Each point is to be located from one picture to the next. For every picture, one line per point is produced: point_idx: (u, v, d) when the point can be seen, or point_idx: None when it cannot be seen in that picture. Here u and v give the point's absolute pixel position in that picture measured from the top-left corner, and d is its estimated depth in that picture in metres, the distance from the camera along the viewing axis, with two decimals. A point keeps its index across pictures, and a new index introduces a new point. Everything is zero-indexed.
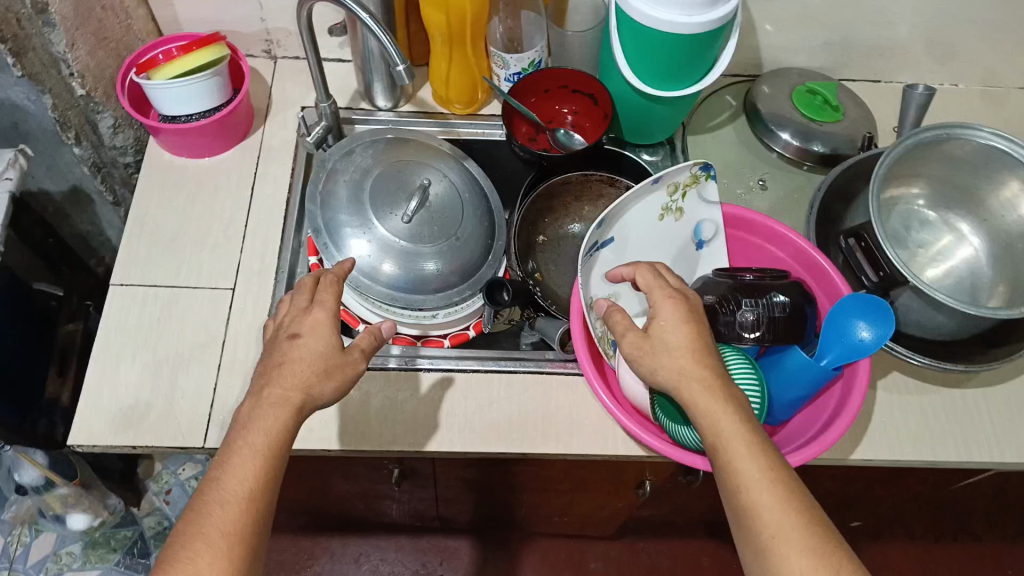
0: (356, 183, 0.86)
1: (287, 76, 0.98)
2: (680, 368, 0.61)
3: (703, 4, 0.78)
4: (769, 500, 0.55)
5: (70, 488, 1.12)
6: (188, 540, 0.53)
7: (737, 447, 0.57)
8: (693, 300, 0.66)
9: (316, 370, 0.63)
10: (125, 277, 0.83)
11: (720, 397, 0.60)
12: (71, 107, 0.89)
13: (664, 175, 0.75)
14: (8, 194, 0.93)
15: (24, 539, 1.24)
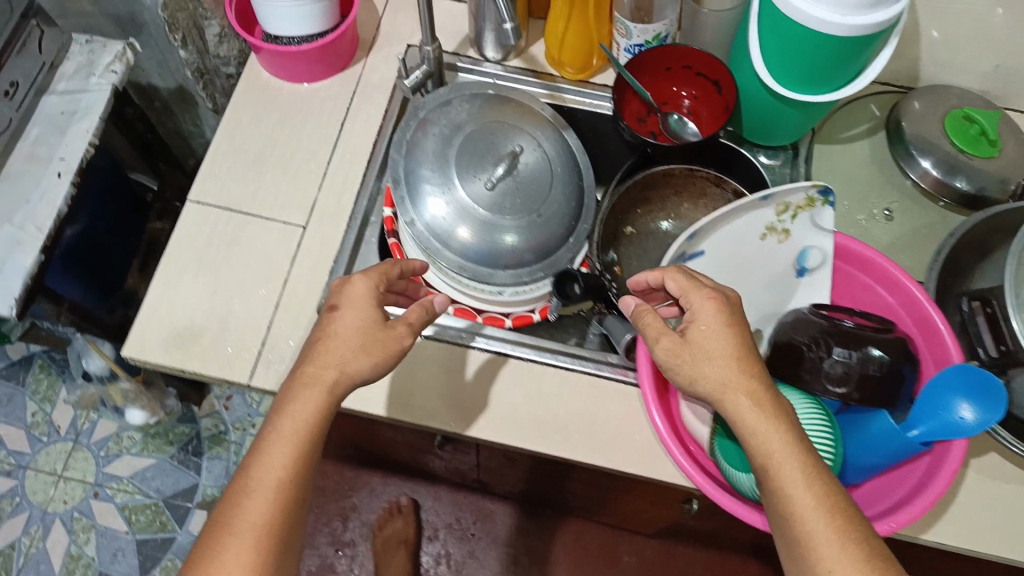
0: (446, 139, 0.82)
1: (401, 8, 0.93)
2: (727, 381, 0.58)
3: (861, 5, 0.68)
4: (829, 531, 0.53)
5: (131, 385, 1.18)
6: (223, 530, 0.55)
7: (789, 470, 0.55)
8: (732, 301, 0.62)
9: (352, 347, 0.61)
10: (203, 195, 0.82)
11: (767, 411, 0.57)
12: (181, 8, 0.87)
13: (773, 192, 0.69)
14: (111, 87, 0.93)
15: (91, 416, 1.30)
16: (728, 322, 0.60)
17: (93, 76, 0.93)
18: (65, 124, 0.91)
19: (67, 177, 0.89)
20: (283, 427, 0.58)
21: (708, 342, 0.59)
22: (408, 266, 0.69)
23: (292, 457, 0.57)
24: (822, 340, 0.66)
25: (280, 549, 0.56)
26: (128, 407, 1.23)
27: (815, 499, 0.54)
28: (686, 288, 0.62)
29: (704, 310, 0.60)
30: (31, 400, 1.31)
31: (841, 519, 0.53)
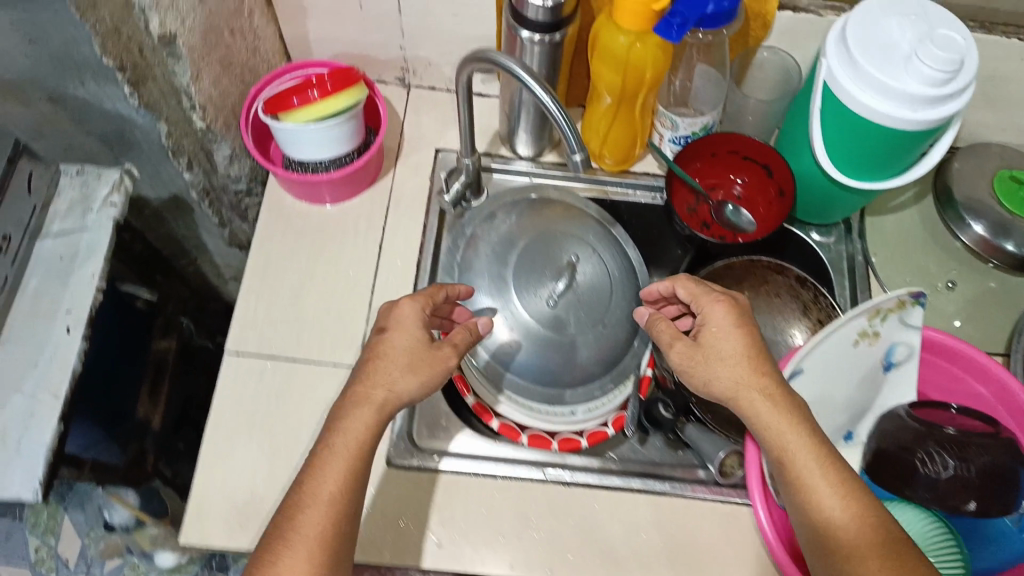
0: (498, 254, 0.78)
1: (422, 108, 0.87)
2: (734, 377, 0.60)
3: (934, 99, 0.65)
4: (850, 522, 0.52)
5: (159, 529, 1.17)
6: (279, 544, 0.55)
7: (806, 462, 0.55)
8: (743, 304, 0.65)
9: (399, 366, 0.62)
10: (242, 344, 0.76)
11: (783, 408, 0.58)
12: (187, 135, 0.79)
13: (870, 303, 0.65)
14: (113, 222, 0.84)
15: (101, 544, 1.22)
16: (735, 326, 0.63)
17: (91, 212, 0.84)
18: (67, 271, 0.83)
19: (78, 330, 0.81)
20: (337, 442, 0.58)
21: (715, 343, 0.62)
22: (453, 290, 0.70)
23: (344, 470, 0.57)
24: (935, 453, 0.65)
25: (333, 564, 0.55)
26: (156, 552, 1.20)
27: (833, 491, 0.54)
28: (697, 293, 0.67)
29: (712, 312, 0.64)
30: (36, 535, 1.23)
31: (865, 516, 0.53)
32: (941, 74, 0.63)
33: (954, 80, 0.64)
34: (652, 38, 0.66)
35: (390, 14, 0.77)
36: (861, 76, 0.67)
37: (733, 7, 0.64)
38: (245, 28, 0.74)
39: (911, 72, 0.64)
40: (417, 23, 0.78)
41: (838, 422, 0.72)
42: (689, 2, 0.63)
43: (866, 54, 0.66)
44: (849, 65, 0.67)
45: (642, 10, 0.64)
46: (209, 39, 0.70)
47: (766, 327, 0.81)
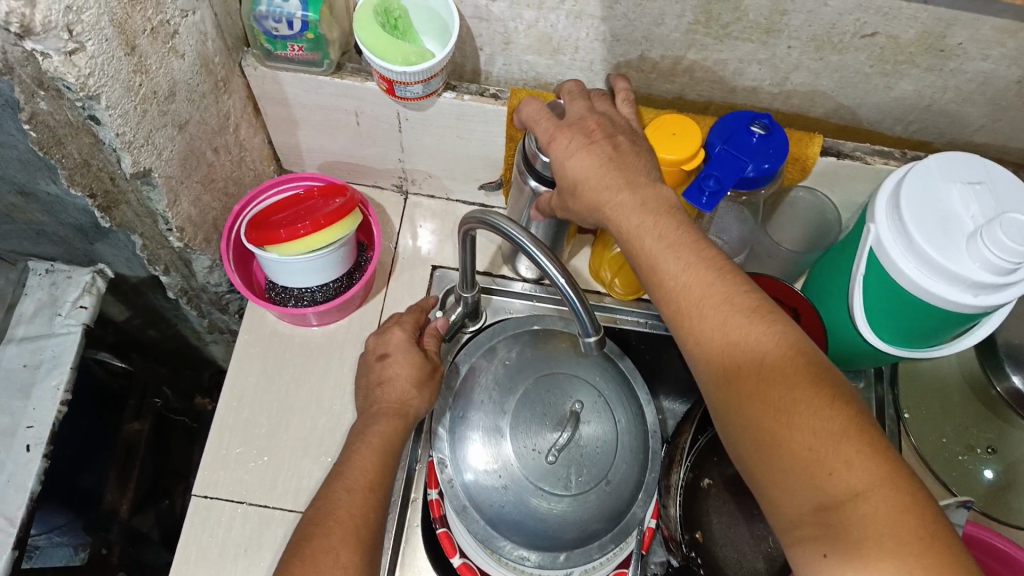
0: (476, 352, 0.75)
1: (420, 220, 0.81)
2: (598, 192, 0.53)
3: (998, 286, 0.57)
4: (738, 325, 0.47)
5: None
6: (315, 523, 0.53)
7: (667, 263, 0.50)
8: (573, 114, 0.57)
9: (412, 383, 0.65)
10: (212, 485, 0.70)
11: (635, 209, 0.52)
12: (164, 247, 0.74)
13: None
14: (82, 327, 0.78)
15: None
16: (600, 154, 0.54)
17: (59, 317, 0.78)
18: (29, 382, 0.77)
19: (37, 449, 0.75)
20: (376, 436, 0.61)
21: (581, 174, 0.54)
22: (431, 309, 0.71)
23: (377, 465, 0.59)
24: None
25: (370, 548, 0.53)
26: None
27: (713, 291, 0.48)
28: (522, 114, 0.58)
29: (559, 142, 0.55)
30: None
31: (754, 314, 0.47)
32: (1008, 265, 0.55)
33: (1023, 268, 0.57)
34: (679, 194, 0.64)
35: (388, 130, 0.71)
36: (915, 252, 0.60)
37: (773, 170, 0.59)
38: (229, 143, 0.70)
39: (975, 256, 0.57)
40: (418, 140, 0.72)
41: None
42: (724, 166, 0.58)
43: (922, 230, 0.59)
44: (902, 237, 0.60)
45: (671, 170, 0.60)
46: (189, 162, 0.66)
47: None
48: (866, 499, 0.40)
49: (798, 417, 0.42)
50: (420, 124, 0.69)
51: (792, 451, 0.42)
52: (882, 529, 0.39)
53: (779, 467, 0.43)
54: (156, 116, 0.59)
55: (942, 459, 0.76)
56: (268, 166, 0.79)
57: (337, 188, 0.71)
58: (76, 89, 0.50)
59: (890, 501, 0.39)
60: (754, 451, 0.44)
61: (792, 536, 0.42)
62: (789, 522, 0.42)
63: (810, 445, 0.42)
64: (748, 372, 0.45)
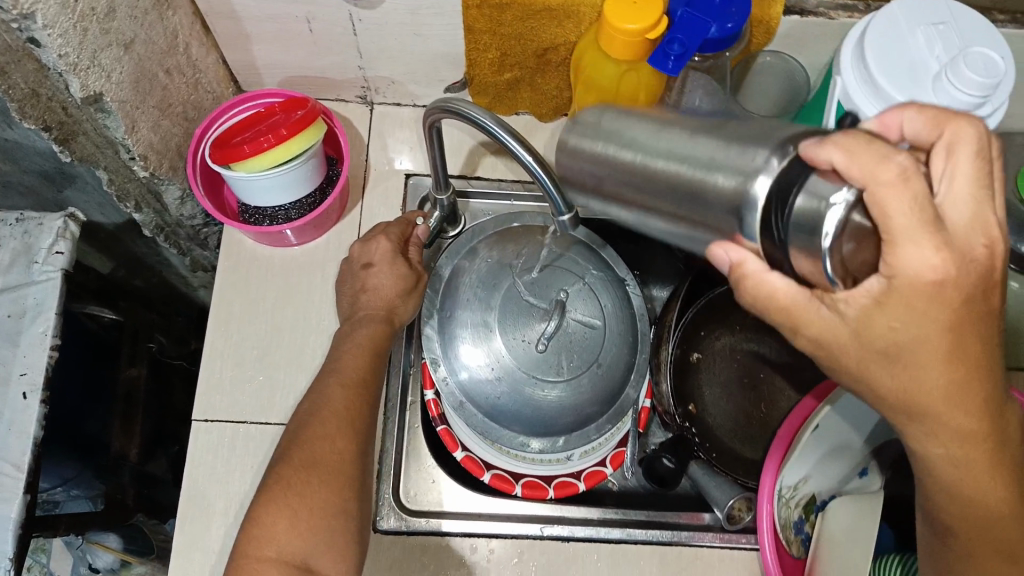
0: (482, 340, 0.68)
1: (389, 129, 0.80)
2: (923, 379, 0.37)
3: None
4: (983, 460, 0.40)
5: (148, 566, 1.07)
6: (312, 420, 0.58)
7: (946, 441, 0.39)
8: (964, 236, 0.35)
9: (396, 292, 0.68)
10: (211, 408, 0.71)
11: (957, 400, 0.37)
12: (131, 181, 0.73)
13: None
14: (61, 272, 0.78)
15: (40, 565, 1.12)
16: (943, 294, 0.34)
17: (36, 264, 0.78)
18: (15, 331, 0.77)
19: (35, 395, 0.76)
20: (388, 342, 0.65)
21: (906, 291, 0.34)
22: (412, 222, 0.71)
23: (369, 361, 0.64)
24: None
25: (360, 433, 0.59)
26: None
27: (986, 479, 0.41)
28: (882, 180, 0.32)
29: (910, 250, 0.33)
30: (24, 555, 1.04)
31: (982, 427, 0.39)
32: (973, 100, 0.56)
33: (987, 103, 0.57)
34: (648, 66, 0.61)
35: (344, 36, 0.69)
36: (882, 98, 0.60)
37: (737, 30, 0.58)
38: (181, 65, 0.68)
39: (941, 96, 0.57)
40: (375, 43, 0.70)
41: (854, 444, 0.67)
42: (688, 28, 0.57)
43: (887, 76, 0.59)
44: (868, 85, 0.60)
45: (632, 40, 0.58)
46: (142, 86, 0.65)
47: (770, 350, 0.77)
48: None
49: None
50: (376, 25, 0.67)
51: (983, 538, 0.43)
52: None
53: None
54: (98, 36, 0.57)
55: None
56: (227, 89, 0.78)
57: (298, 100, 0.70)
58: (9, 8, 0.49)
59: None
60: None
61: None
62: None
63: None
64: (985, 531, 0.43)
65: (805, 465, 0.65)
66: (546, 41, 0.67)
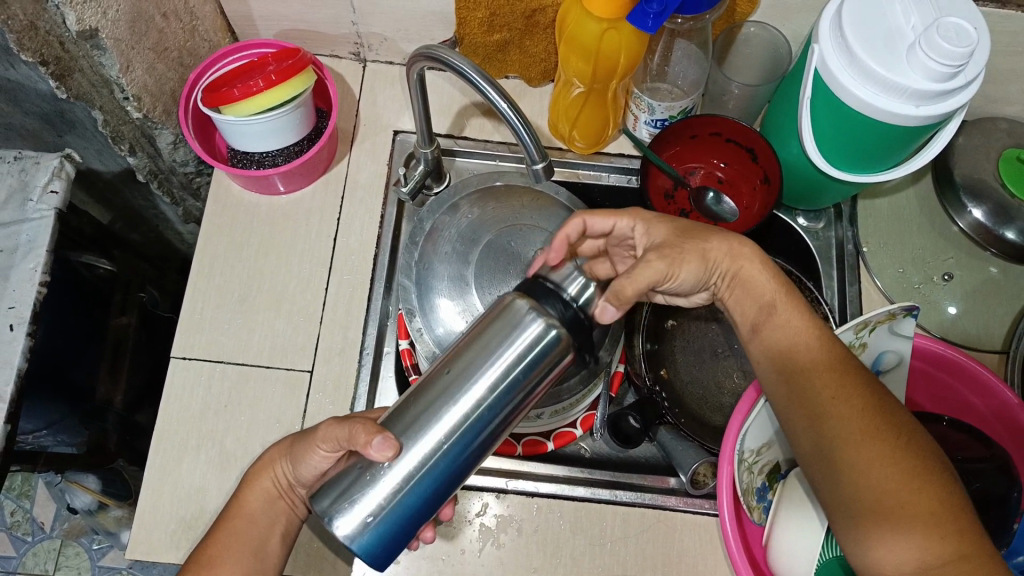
0: (346, 511, 0.45)
1: (379, 86, 0.82)
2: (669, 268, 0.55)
3: (940, 94, 0.59)
4: (812, 342, 0.52)
5: (126, 511, 1.08)
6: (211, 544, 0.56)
7: (756, 280, 0.55)
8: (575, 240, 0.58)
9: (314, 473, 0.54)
10: (190, 346, 0.73)
11: (750, 259, 0.56)
12: (126, 123, 0.75)
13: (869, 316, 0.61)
14: (54, 211, 0.80)
15: (27, 513, 1.19)
16: (743, 255, 0.56)
17: (30, 202, 0.80)
18: (7, 266, 0.79)
19: (21, 328, 0.77)
20: (303, 436, 0.56)
21: (738, 270, 0.56)
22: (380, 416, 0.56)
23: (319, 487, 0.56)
24: None
25: None
26: (119, 530, 1.13)
27: (815, 348, 0.52)
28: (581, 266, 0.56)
29: (729, 245, 0.56)
30: (8, 498, 1.19)
31: (841, 367, 0.50)
32: (949, 69, 0.56)
33: (962, 73, 0.58)
34: (625, 23, 0.63)
35: None
36: (859, 68, 0.61)
37: None
38: (178, 10, 0.71)
39: (915, 65, 0.58)
40: None
41: None
42: None
43: (864, 45, 0.60)
44: (846, 55, 0.61)
45: None
46: (138, 26, 0.67)
47: None
48: (914, 518, 0.43)
49: (870, 456, 0.46)
50: None
51: (844, 406, 0.48)
52: (912, 548, 0.43)
53: (850, 491, 0.46)
54: None
55: (898, 287, 0.77)
56: (223, 39, 0.80)
57: (289, 51, 0.71)
58: None
59: (932, 521, 0.43)
60: (831, 481, 0.47)
61: (844, 528, 0.46)
62: (844, 518, 0.46)
63: (887, 478, 0.45)
64: (834, 391, 0.49)
65: (762, 429, 0.65)
66: (533, 1, 0.70)
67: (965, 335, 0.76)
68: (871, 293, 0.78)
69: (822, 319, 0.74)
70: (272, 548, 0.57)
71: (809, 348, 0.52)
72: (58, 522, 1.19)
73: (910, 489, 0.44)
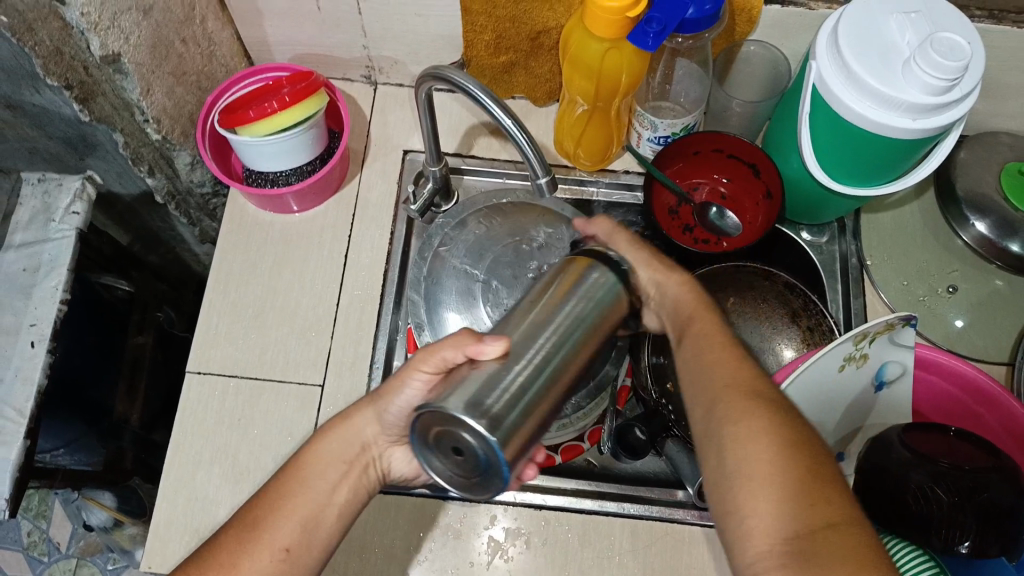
0: (481, 405, 0.42)
1: (389, 107, 0.85)
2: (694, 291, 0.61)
3: (937, 107, 0.60)
4: (717, 345, 0.53)
5: (141, 528, 1.09)
6: (269, 500, 0.54)
7: (674, 290, 0.57)
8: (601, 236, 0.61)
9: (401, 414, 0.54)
10: (206, 362, 0.74)
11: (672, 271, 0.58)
12: (145, 145, 0.78)
13: (865, 327, 0.61)
14: (75, 231, 0.82)
15: (44, 533, 1.21)
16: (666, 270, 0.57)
17: (53, 223, 0.82)
18: (30, 284, 0.82)
19: (42, 344, 0.79)
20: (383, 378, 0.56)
21: (663, 290, 0.57)
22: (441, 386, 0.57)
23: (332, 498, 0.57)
24: (927, 489, 0.59)
25: None
26: (134, 549, 1.14)
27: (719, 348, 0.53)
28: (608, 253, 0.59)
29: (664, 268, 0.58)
30: (26, 518, 1.20)
31: (738, 366, 0.52)
32: (944, 83, 0.58)
33: (958, 87, 0.59)
34: (626, 42, 0.65)
35: (348, 15, 0.74)
36: (856, 84, 0.62)
37: (715, 11, 0.63)
38: (196, 36, 0.74)
39: (910, 80, 0.59)
40: (378, 21, 0.75)
41: (828, 424, 0.68)
42: (666, 8, 0.62)
43: (861, 61, 0.61)
44: (843, 72, 0.63)
45: (615, 18, 0.61)
46: (158, 51, 0.70)
47: (752, 334, 0.77)
48: (779, 498, 0.45)
49: (748, 443, 0.47)
50: (378, 3, 0.72)
51: (733, 399, 0.50)
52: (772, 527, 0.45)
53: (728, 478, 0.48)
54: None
55: (903, 300, 0.78)
56: (240, 64, 0.83)
57: (302, 74, 0.74)
58: None
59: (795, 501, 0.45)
60: (714, 468, 0.49)
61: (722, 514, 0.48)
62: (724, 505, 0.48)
63: (761, 463, 0.46)
64: (728, 388, 0.50)
65: None
66: (538, 24, 0.72)
67: (971, 347, 0.76)
68: (876, 307, 0.78)
69: (828, 332, 0.75)
70: (328, 519, 0.55)
71: (712, 348, 0.53)
72: (75, 540, 1.20)
73: (780, 473, 0.46)
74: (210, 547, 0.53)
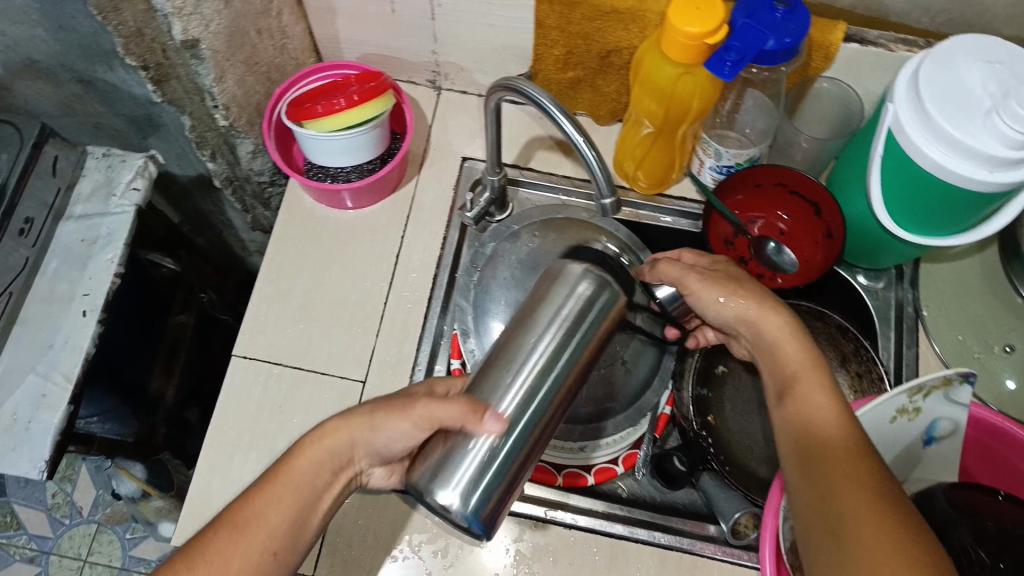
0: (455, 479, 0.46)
1: (452, 113, 0.85)
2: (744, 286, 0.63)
3: (1015, 161, 0.59)
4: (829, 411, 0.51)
5: (166, 501, 1.11)
6: (257, 500, 0.54)
7: (785, 342, 0.57)
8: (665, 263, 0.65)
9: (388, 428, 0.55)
10: (250, 348, 0.75)
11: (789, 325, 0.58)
12: (211, 130, 0.79)
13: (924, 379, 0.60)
14: (134, 207, 0.84)
15: (69, 497, 1.22)
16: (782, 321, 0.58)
17: (113, 197, 0.84)
18: (85, 256, 0.83)
19: (93, 315, 0.81)
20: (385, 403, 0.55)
21: (775, 341, 0.58)
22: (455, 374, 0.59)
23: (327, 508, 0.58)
24: (970, 551, 0.57)
25: None
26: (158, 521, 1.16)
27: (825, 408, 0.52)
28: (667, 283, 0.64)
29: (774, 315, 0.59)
30: (53, 481, 1.22)
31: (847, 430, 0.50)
32: None
33: None
34: (701, 69, 0.64)
35: (422, 19, 0.74)
36: (932, 130, 0.61)
37: (795, 45, 0.61)
38: (272, 28, 0.74)
39: (990, 130, 0.58)
40: (448, 28, 0.75)
41: None
42: (746, 37, 0.60)
43: (940, 107, 0.60)
44: (920, 117, 0.61)
45: (692, 44, 0.61)
46: (234, 40, 0.70)
47: None
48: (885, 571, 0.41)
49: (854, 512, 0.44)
50: (452, 10, 0.72)
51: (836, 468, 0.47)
52: None
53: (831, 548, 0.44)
54: None
55: (957, 354, 0.76)
56: (309, 59, 0.84)
57: (371, 73, 0.75)
58: None
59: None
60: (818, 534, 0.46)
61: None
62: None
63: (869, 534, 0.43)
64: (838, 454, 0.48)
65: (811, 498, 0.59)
66: (610, 43, 0.71)
67: None
68: (928, 358, 0.77)
69: (877, 380, 0.74)
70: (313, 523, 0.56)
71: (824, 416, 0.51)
72: (98, 508, 1.22)
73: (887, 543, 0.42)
74: (202, 541, 0.52)
